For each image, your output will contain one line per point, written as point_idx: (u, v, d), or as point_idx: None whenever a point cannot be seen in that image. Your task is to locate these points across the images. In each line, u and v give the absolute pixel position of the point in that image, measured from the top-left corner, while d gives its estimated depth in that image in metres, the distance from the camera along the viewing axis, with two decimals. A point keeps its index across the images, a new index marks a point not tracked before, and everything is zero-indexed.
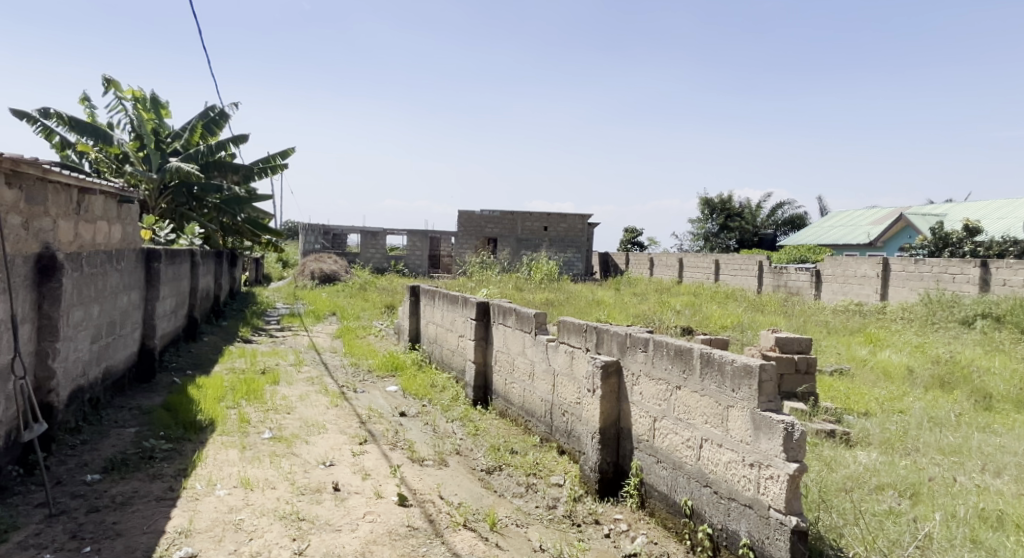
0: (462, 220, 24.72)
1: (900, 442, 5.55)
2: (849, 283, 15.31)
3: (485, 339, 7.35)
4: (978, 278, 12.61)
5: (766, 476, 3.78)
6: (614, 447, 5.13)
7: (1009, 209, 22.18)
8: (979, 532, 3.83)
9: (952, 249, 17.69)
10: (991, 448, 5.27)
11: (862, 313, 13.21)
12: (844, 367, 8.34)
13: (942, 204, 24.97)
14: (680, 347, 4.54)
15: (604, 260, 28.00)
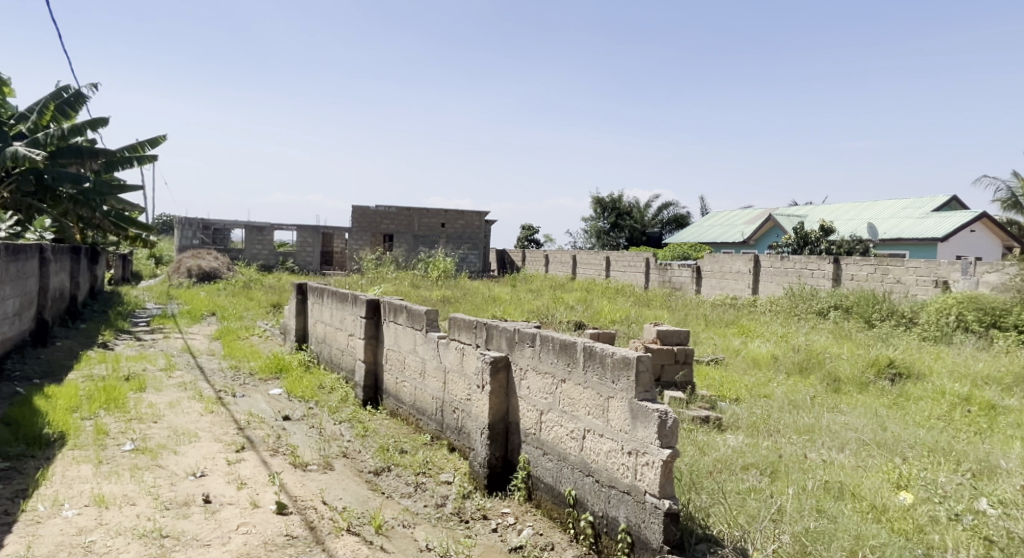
0: (357, 215, 24.11)
1: (763, 424, 5.99)
2: (725, 278, 16.30)
3: (376, 337, 7.23)
4: (831, 273, 13.76)
5: (642, 462, 3.96)
6: (502, 441, 5.19)
7: (859, 210, 24.44)
8: (824, 503, 4.21)
9: (811, 247, 19.27)
10: (837, 426, 5.80)
11: (735, 306, 14.10)
12: (718, 357, 8.89)
13: (804, 206, 27.14)
14: (565, 341, 4.66)
15: (501, 256, 28.27)
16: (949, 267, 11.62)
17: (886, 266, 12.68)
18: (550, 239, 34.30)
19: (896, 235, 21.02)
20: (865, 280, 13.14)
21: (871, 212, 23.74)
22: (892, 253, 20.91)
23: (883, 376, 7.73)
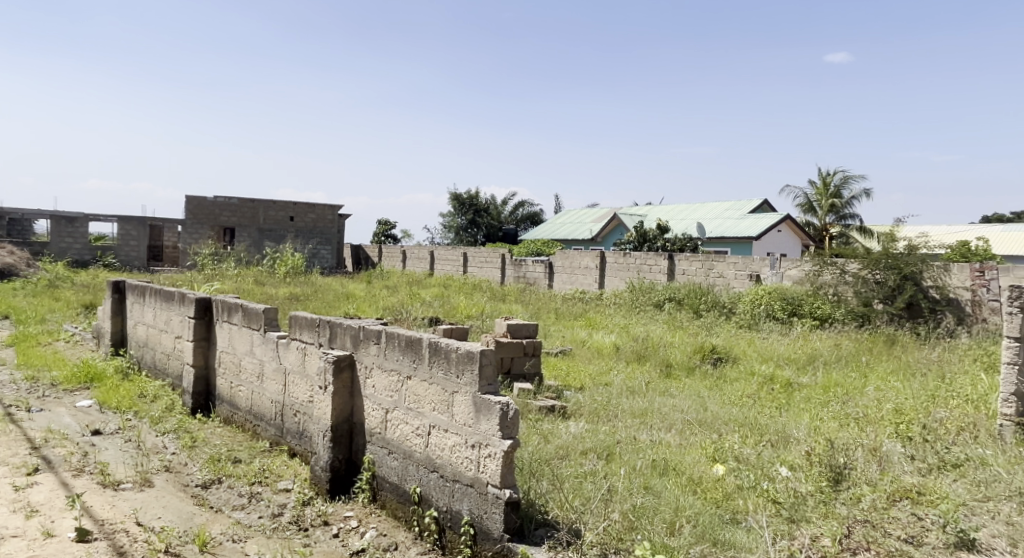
0: (192, 206, 22.31)
1: (603, 410, 6.31)
2: (575, 274, 16.99)
3: (207, 340, 6.72)
4: (666, 268, 14.81)
5: (485, 454, 4.00)
6: (346, 443, 5.04)
7: (689, 210, 26.51)
8: (650, 480, 4.51)
9: (649, 244, 20.61)
10: (667, 408, 6.24)
11: (583, 300, 14.75)
12: (567, 348, 9.25)
13: (644, 206, 28.99)
14: (410, 337, 4.60)
15: (356, 252, 27.39)
16: (761, 262, 12.94)
17: (712, 261, 13.84)
18: (405, 235, 33.87)
19: (720, 234, 23.05)
20: (694, 274, 14.27)
21: (700, 212, 25.84)
22: (716, 251, 22.91)
23: (706, 360, 8.43)
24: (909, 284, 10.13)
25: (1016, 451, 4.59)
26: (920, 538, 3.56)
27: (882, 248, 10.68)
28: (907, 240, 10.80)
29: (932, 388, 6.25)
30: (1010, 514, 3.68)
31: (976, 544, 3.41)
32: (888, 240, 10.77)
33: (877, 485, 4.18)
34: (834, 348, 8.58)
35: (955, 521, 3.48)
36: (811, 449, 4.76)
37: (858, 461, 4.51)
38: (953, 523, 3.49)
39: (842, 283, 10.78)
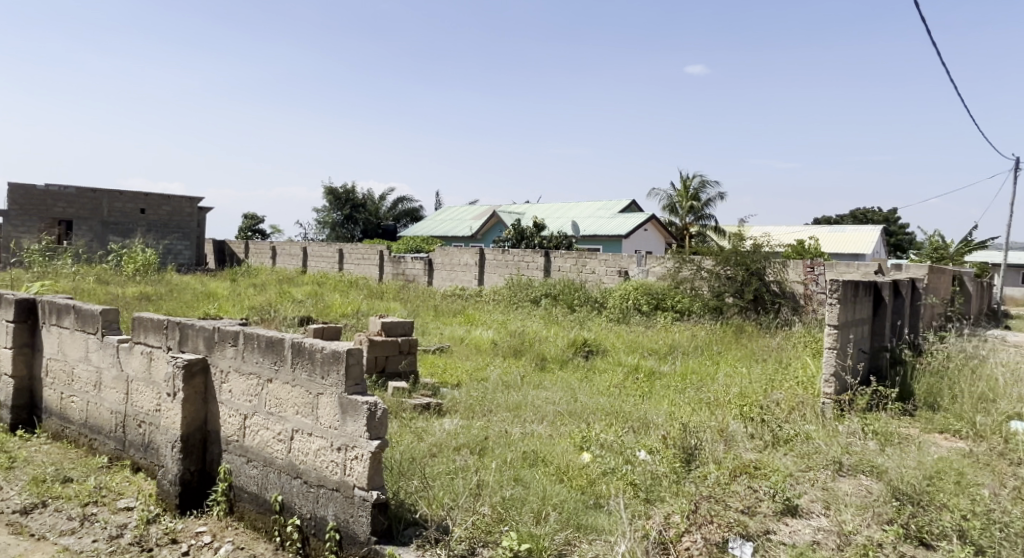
0: (21, 196, 20.01)
1: (478, 406, 6.35)
2: (454, 271, 16.96)
3: (31, 347, 6.08)
4: (543, 265, 15.12)
5: (351, 457, 3.90)
6: (199, 453, 4.73)
7: (565, 209, 27.25)
8: (520, 472, 4.60)
9: (527, 242, 20.97)
10: (540, 401, 6.38)
11: (462, 296, 14.76)
12: (444, 345, 9.21)
13: (522, 204, 29.48)
14: (271, 338, 4.39)
15: (220, 247, 25.78)
16: (628, 259, 13.55)
17: (585, 258, 14.31)
18: (276, 230, 32.31)
19: (591, 232, 23.89)
20: (568, 271, 14.68)
21: (574, 211, 26.64)
22: (588, 248, 23.74)
23: (579, 353, 8.70)
24: (754, 278, 10.97)
25: (836, 424, 5.18)
26: (754, 508, 3.93)
27: (732, 245, 11.47)
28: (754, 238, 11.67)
29: (771, 372, 6.86)
30: (826, 480, 4.27)
31: (798, 509, 3.93)
32: (736, 238, 11.56)
33: (720, 462, 4.53)
34: (692, 338, 9.15)
35: (782, 491, 3.95)
36: (668, 433, 5.05)
37: (709, 441, 4.85)
38: (781, 493, 3.96)
39: (699, 278, 11.52)
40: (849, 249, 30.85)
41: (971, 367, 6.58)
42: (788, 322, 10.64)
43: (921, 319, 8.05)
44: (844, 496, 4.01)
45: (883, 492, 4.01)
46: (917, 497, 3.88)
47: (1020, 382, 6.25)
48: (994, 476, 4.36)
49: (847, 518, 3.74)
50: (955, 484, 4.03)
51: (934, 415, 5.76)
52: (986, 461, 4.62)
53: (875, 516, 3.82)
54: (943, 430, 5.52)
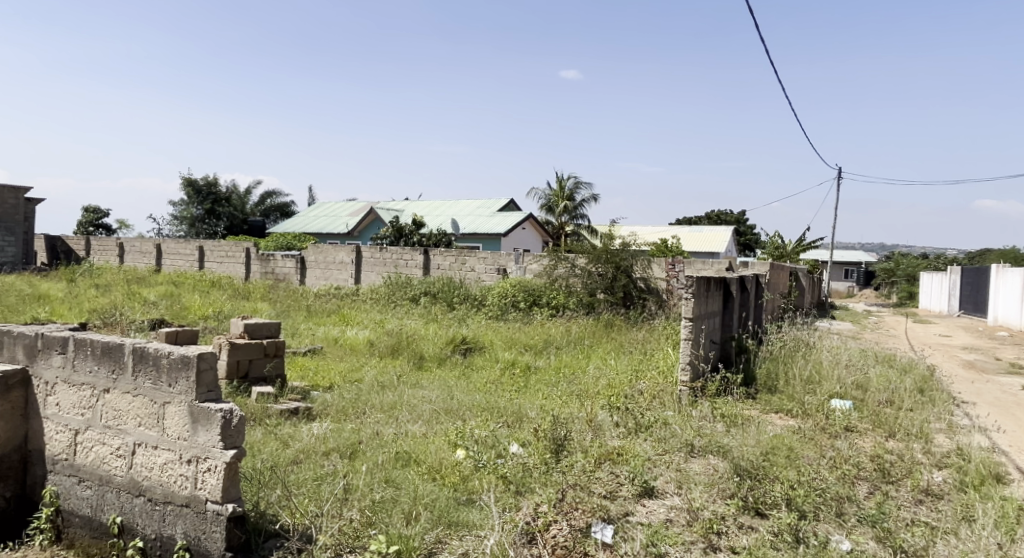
0: None
1: (351, 408, 6.12)
2: (329, 269, 16.32)
3: None
4: (422, 263, 14.91)
5: (203, 469, 3.60)
6: (17, 477, 4.22)
7: (443, 207, 27.07)
8: (392, 473, 4.46)
9: (405, 239, 20.58)
10: (416, 400, 6.25)
11: (337, 295, 14.24)
12: (316, 347, 8.81)
13: (401, 202, 29.00)
14: (108, 344, 3.96)
15: (55, 244, 23.23)
16: (506, 257, 13.68)
17: (464, 256, 14.27)
18: (124, 225, 29.57)
19: (471, 230, 23.83)
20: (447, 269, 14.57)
21: (452, 209, 26.54)
22: (468, 246, 23.64)
23: (457, 351, 8.63)
24: (622, 275, 11.40)
25: (690, 409, 5.50)
26: (616, 493, 4.06)
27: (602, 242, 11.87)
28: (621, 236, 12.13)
29: (636, 363, 7.17)
30: (680, 461, 4.49)
31: (653, 490, 4.11)
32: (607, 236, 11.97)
33: (587, 450, 4.64)
34: (565, 333, 9.37)
35: (640, 474, 4.11)
36: (540, 426, 5.11)
37: (578, 431, 4.98)
38: (639, 476, 4.13)
39: (572, 274, 11.81)
40: (706, 247, 32.97)
41: (801, 352, 7.26)
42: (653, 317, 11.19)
43: (763, 310, 8.76)
44: (694, 475, 4.25)
45: (727, 469, 4.29)
46: (753, 471, 4.20)
47: (839, 365, 6.97)
48: (816, 449, 4.81)
49: (696, 495, 3.97)
50: (784, 459, 4.41)
51: (772, 396, 6.27)
52: (810, 436, 5.09)
53: (719, 492, 4.08)
54: (777, 409, 6.02)
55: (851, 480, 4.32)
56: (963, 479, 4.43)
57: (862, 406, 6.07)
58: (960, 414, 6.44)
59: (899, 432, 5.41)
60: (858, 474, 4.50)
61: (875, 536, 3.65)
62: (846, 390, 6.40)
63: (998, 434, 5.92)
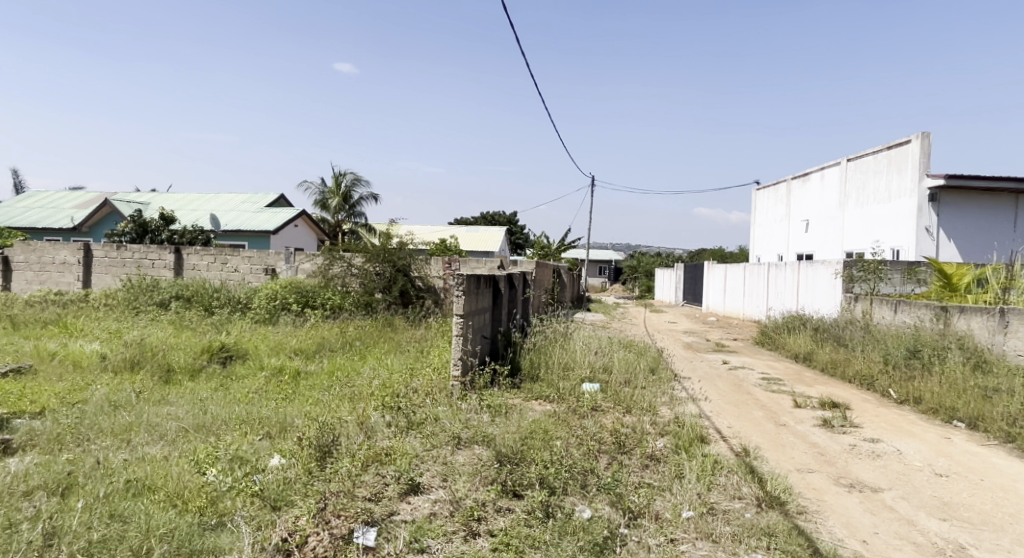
0: None
1: (70, 434, 5.36)
2: (47, 271, 14.05)
3: None
4: (172, 264, 13.53)
5: None
6: None
7: (197, 201, 24.72)
8: (117, 506, 4.00)
9: (151, 237, 18.23)
10: (159, 418, 5.69)
11: (59, 302, 12.28)
12: (25, 365, 7.53)
13: (145, 194, 25.91)
14: None
15: None
16: (276, 256, 12.98)
17: (225, 255, 13.25)
18: None
19: (234, 227, 21.92)
20: (205, 270, 13.41)
21: (210, 204, 24.34)
22: (232, 245, 21.77)
23: (214, 360, 7.98)
24: (400, 275, 11.39)
25: (459, 403, 5.69)
26: (380, 494, 4.11)
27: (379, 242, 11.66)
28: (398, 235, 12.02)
29: (411, 362, 7.20)
30: (446, 454, 4.66)
31: (419, 486, 4.22)
32: (384, 233, 11.76)
33: (354, 453, 4.60)
34: (339, 335, 9.13)
35: (406, 472, 4.21)
36: (305, 434, 4.95)
37: (349, 436, 4.93)
38: (404, 474, 4.22)
39: (349, 274, 11.46)
40: (478, 246, 34.24)
41: (558, 342, 7.90)
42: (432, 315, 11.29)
43: (529, 305, 9.30)
44: (460, 466, 4.44)
45: (489, 456, 4.54)
46: (511, 456, 4.49)
47: (593, 352, 7.76)
48: (567, 428, 5.27)
49: (459, 486, 4.16)
50: (542, 441, 4.78)
51: (534, 385, 6.68)
52: (563, 418, 5.55)
53: (482, 479, 4.30)
54: (538, 396, 6.42)
55: (594, 454, 4.83)
56: (678, 443, 5.21)
57: (607, 387, 6.78)
58: (680, 388, 7.56)
59: (633, 408, 6.18)
60: (600, 448, 5.04)
61: (610, 501, 4.14)
62: (595, 374, 7.10)
63: (705, 403, 7.06)
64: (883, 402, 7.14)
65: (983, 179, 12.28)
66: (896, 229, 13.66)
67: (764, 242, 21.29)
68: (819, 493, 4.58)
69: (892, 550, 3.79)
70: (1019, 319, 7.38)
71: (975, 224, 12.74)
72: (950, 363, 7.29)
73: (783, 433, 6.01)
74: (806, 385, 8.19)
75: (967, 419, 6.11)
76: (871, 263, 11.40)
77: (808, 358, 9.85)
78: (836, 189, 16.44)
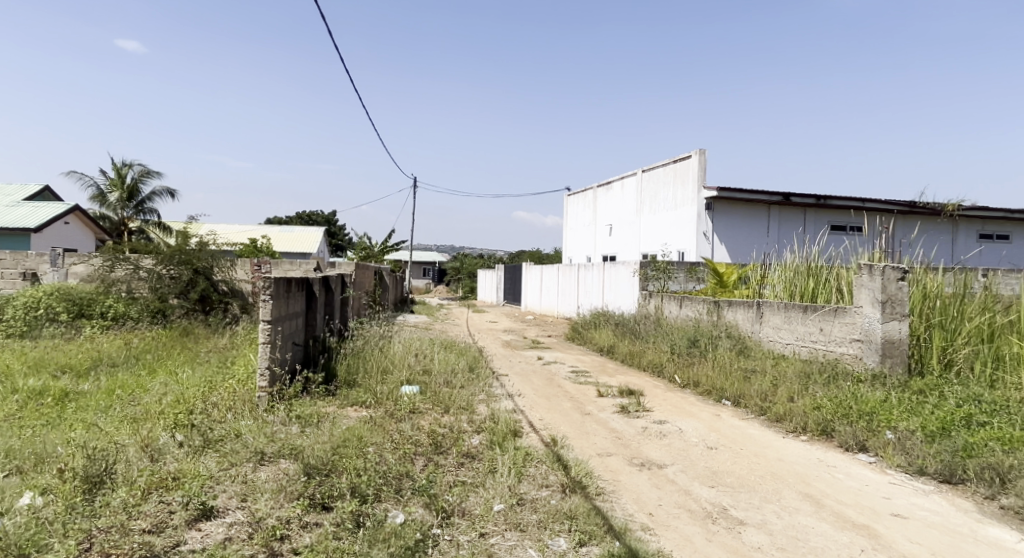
0: None
1: None
2: None
3: None
4: None
5: None
6: None
7: None
8: None
9: None
10: None
11: None
12: None
13: None
14: None
15: None
16: (37, 259, 11.39)
17: None
18: None
19: None
20: None
21: None
22: None
23: None
24: (200, 278, 10.52)
25: (265, 416, 5.39)
26: (164, 524, 3.77)
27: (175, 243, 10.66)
28: (199, 236, 11.10)
29: (212, 374, 6.65)
30: (247, 472, 4.39)
31: (213, 510, 3.92)
32: (180, 232, 10.78)
33: (133, 482, 4.17)
34: (123, 348, 8.22)
35: (196, 496, 3.89)
36: (68, 464, 4.39)
37: (131, 461, 4.49)
38: (194, 499, 3.90)
39: (136, 279, 10.41)
40: (294, 247, 32.69)
41: (377, 345, 7.76)
42: (240, 322, 10.51)
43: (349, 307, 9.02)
44: (262, 484, 4.19)
45: (296, 470, 4.34)
46: (320, 467, 4.33)
47: (413, 355, 7.75)
48: (383, 433, 5.19)
49: (260, 505, 3.94)
50: (355, 450, 4.65)
51: (350, 391, 6.45)
52: (379, 423, 5.45)
53: (287, 495, 4.09)
54: (354, 403, 6.22)
55: (410, 457, 4.81)
56: (492, 438, 5.36)
57: (426, 388, 6.79)
58: (497, 385, 7.82)
59: (451, 407, 6.26)
60: (416, 450, 5.01)
61: (424, 503, 4.15)
62: (414, 376, 7.06)
63: (519, 398, 7.35)
64: (671, 387, 7.93)
65: (745, 192, 14.03)
66: (681, 234, 15.23)
67: (574, 244, 22.66)
68: (614, 474, 4.98)
69: (673, 519, 4.22)
70: (770, 310, 8.52)
71: (740, 230, 14.55)
72: (720, 350, 8.30)
73: (588, 421, 6.45)
74: (608, 375, 8.85)
75: (732, 397, 6.99)
76: (661, 263, 12.65)
77: (610, 351, 10.67)
78: (633, 197, 17.94)
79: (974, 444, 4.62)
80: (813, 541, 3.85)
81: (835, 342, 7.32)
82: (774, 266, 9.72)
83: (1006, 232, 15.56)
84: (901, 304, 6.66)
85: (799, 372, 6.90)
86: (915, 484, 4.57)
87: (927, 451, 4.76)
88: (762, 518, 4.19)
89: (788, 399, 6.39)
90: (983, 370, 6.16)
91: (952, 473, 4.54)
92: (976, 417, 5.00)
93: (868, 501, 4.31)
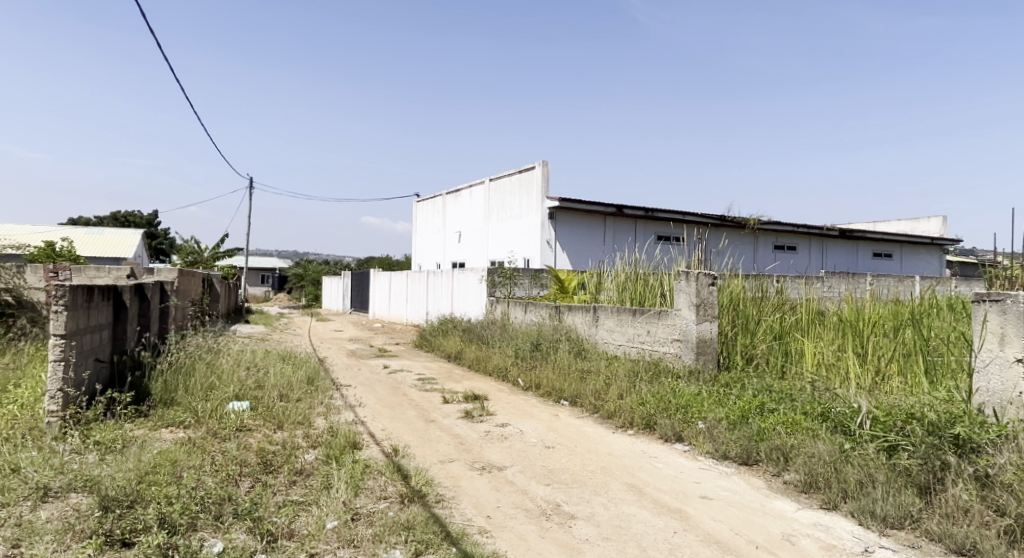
0: None
1: None
2: None
3: None
4: None
5: None
6: None
7: None
8: None
9: None
10: None
11: None
12: None
13: None
14: None
15: None
16: None
17: None
18: None
19: None
20: None
21: None
22: None
23: None
24: None
25: (54, 445, 4.80)
26: None
27: None
28: None
29: None
30: (23, 513, 3.88)
31: None
32: None
33: None
34: None
35: None
36: None
37: None
38: None
39: None
40: (108, 252, 29.60)
41: (203, 359, 7.22)
42: (28, 336, 9.21)
43: (171, 318, 8.32)
44: (41, 525, 3.71)
45: (90, 505, 3.89)
46: (121, 499, 3.93)
47: (242, 368, 7.29)
48: (202, 455, 4.83)
49: (37, 551, 3.48)
50: (165, 477, 4.28)
51: (166, 411, 5.94)
52: (198, 444, 5.07)
53: (76, 536, 3.67)
54: (170, 423, 5.75)
55: (233, 479, 4.52)
56: (329, 452, 5.17)
57: (258, 404, 6.42)
58: (337, 397, 7.57)
59: (285, 423, 5.97)
60: (242, 471, 4.72)
61: (247, 528, 3.92)
62: (244, 391, 6.65)
63: (361, 408, 7.18)
64: (513, 390, 8.11)
65: (583, 203, 14.74)
66: (526, 242, 15.70)
67: (423, 250, 22.57)
68: (455, 479, 5.01)
69: (509, 519, 4.32)
70: (604, 314, 9.02)
71: (578, 239, 15.28)
72: (560, 353, 8.65)
73: (431, 428, 6.45)
74: (453, 381, 8.89)
75: (569, 397, 7.30)
76: (506, 270, 12.95)
77: (456, 356, 10.73)
78: (480, 205, 18.25)
79: (765, 429, 5.19)
80: (634, 528, 4.11)
81: (658, 342, 7.91)
82: (608, 273, 10.32)
83: (795, 243, 17.68)
84: (712, 307, 7.33)
85: (628, 371, 7.36)
86: (720, 467, 5.04)
87: (730, 437, 5.27)
88: (591, 511, 4.41)
89: (618, 396, 6.79)
90: (777, 363, 6.96)
91: (749, 456, 5.06)
92: (767, 405, 5.63)
93: (682, 487, 4.68)
